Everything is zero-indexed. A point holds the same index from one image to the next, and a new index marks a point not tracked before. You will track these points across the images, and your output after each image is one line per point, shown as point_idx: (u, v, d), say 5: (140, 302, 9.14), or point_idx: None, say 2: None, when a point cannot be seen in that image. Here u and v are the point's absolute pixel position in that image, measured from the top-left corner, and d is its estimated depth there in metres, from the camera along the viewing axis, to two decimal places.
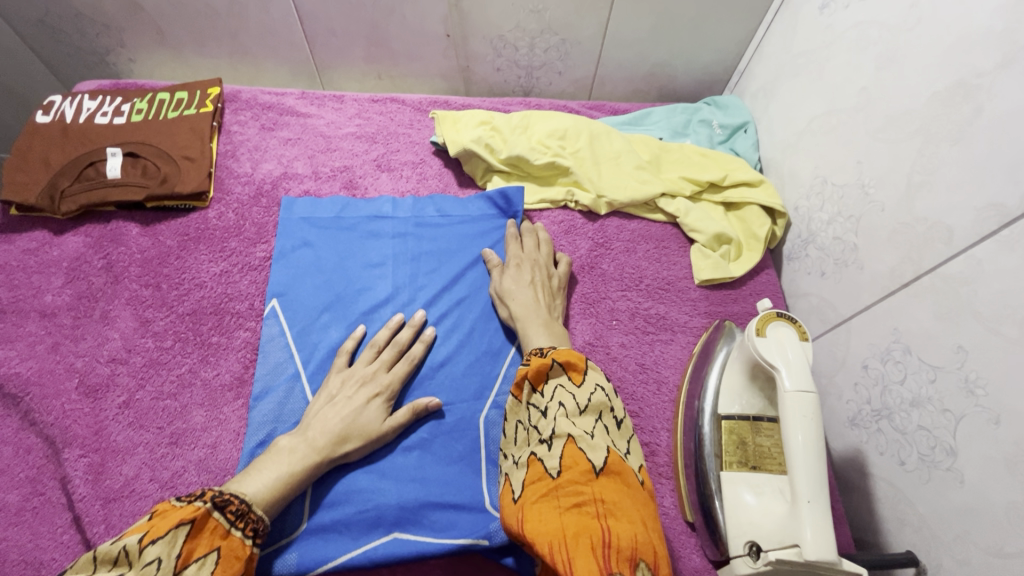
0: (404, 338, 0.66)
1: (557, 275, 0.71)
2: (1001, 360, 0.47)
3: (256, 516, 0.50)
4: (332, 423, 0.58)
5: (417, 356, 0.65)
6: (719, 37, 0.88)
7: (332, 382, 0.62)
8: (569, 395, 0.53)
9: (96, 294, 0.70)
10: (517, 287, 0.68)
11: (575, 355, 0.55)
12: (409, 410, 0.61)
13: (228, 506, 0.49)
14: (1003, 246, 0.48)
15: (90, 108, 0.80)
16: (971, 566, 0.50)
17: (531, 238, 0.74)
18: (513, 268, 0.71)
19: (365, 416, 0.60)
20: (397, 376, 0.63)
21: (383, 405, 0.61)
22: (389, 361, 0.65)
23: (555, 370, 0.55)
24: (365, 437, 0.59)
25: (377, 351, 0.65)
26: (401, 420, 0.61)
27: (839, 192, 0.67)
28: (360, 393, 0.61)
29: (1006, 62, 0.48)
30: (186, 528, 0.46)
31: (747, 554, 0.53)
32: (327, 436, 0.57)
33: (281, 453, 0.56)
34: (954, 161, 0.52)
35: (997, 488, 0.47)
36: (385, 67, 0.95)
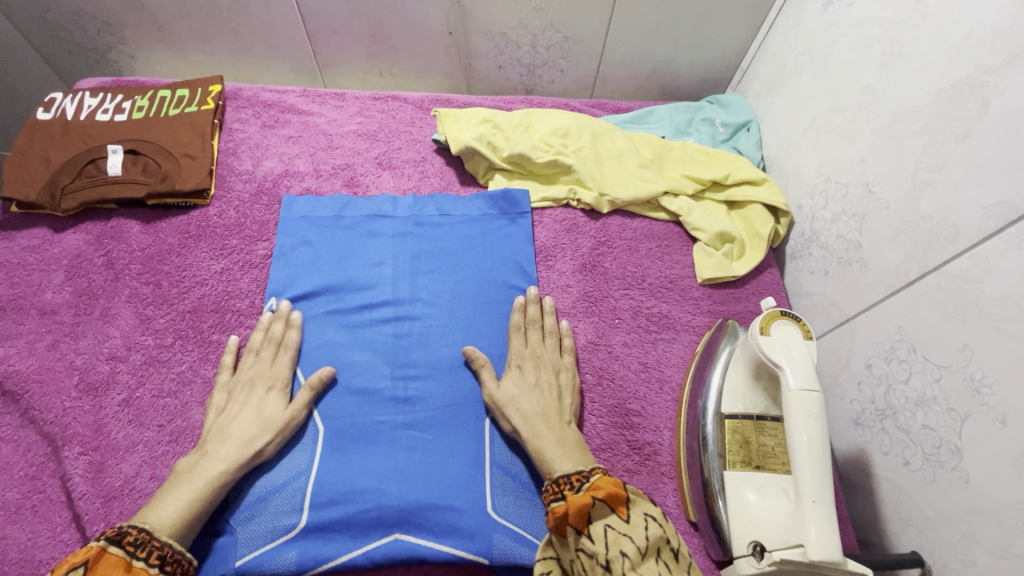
0: (277, 331, 0.66)
1: (565, 370, 0.66)
2: (1007, 361, 0.47)
3: (160, 540, 0.49)
4: (233, 430, 0.58)
5: (294, 340, 0.66)
6: (722, 35, 0.87)
7: (219, 396, 0.61)
8: (628, 540, 0.47)
9: (97, 291, 0.69)
10: (522, 395, 0.62)
11: (615, 484, 0.51)
12: (307, 391, 0.62)
13: (127, 537, 0.48)
14: (1010, 245, 0.47)
15: (91, 105, 0.80)
16: (977, 566, 0.50)
17: (536, 329, 0.68)
18: (514, 372, 0.64)
19: (266, 409, 0.60)
20: (284, 365, 0.64)
21: (280, 394, 0.62)
22: (271, 358, 0.64)
23: (599, 508, 0.49)
24: (277, 431, 0.59)
25: (256, 349, 0.65)
26: (302, 403, 0.61)
27: (843, 191, 0.67)
28: (253, 393, 0.61)
29: (1013, 59, 0.48)
30: (82, 571, 0.45)
31: (751, 554, 0.53)
32: (233, 443, 0.57)
33: (177, 481, 0.54)
34: (960, 158, 0.52)
35: (1004, 489, 0.47)
36: (387, 65, 0.94)
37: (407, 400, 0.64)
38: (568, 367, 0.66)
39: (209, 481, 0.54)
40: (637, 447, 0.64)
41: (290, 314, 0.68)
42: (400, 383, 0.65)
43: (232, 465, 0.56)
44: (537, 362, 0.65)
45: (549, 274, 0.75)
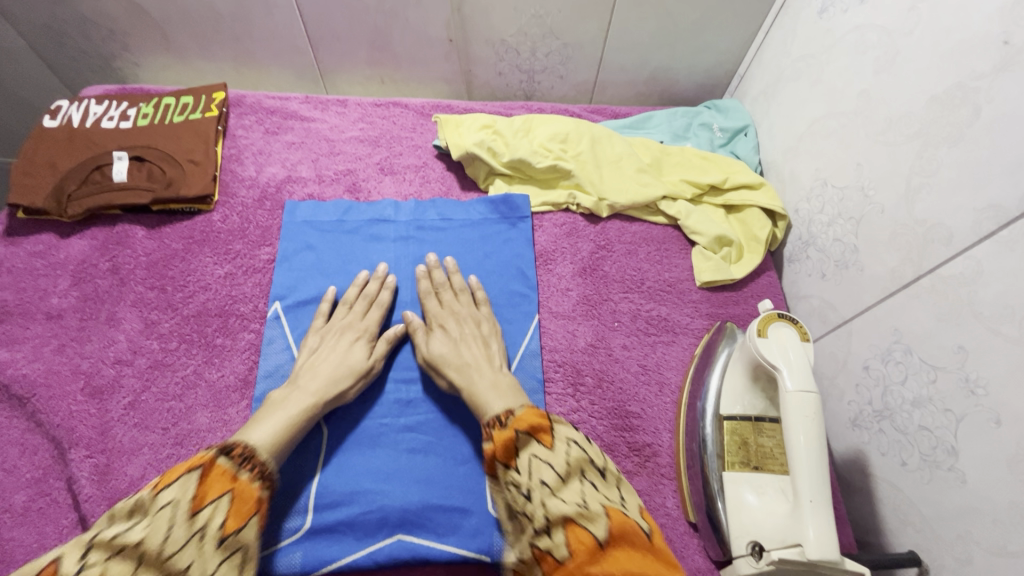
0: (373, 289, 0.70)
1: (485, 320, 0.69)
2: (1002, 361, 0.48)
3: (260, 459, 0.52)
4: (323, 368, 0.62)
5: (387, 301, 0.70)
6: (719, 41, 0.88)
7: (312, 339, 0.66)
8: (547, 465, 0.50)
9: (102, 296, 0.70)
10: (450, 351, 0.64)
11: (536, 417, 0.54)
12: (385, 342, 0.67)
13: (235, 451, 0.51)
14: (1002, 247, 0.48)
15: (97, 113, 0.81)
16: (973, 565, 0.50)
17: (446, 290, 0.70)
18: (439, 330, 0.67)
19: (352, 355, 0.64)
20: (373, 320, 0.68)
21: (366, 344, 0.66)
22: (363, 312, 0.69)
23: (521, 441, 0.53)
24: (360, 376, 0.63)
25: (349, 304, 0.69)
26: (381, 353, 0.66)
27: (840, 195, 0.68)
28: (343, 339, 0.65)
29: (1003, 65, 0.49)
30: (198, 473, 0.48)
31: (750, 554, 0.53)
32: (321, 379, 0.61)
33: (274, 405, 0.58)
34: (953, 163, 0.53)
35: (1000, 488, 0.47)
36: (388, 71, 0.96)
37: (410, 401, 0.65)
38: (485, 319, 0.69)
39: (304, 408, 0.58)
40: (637, 448, 0.64)
41: (386, 277, 0.72)
42: (403, 386, 0.66)
43: (318, 399, 0.60)
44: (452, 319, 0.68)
45: (550, 278, 0.76)
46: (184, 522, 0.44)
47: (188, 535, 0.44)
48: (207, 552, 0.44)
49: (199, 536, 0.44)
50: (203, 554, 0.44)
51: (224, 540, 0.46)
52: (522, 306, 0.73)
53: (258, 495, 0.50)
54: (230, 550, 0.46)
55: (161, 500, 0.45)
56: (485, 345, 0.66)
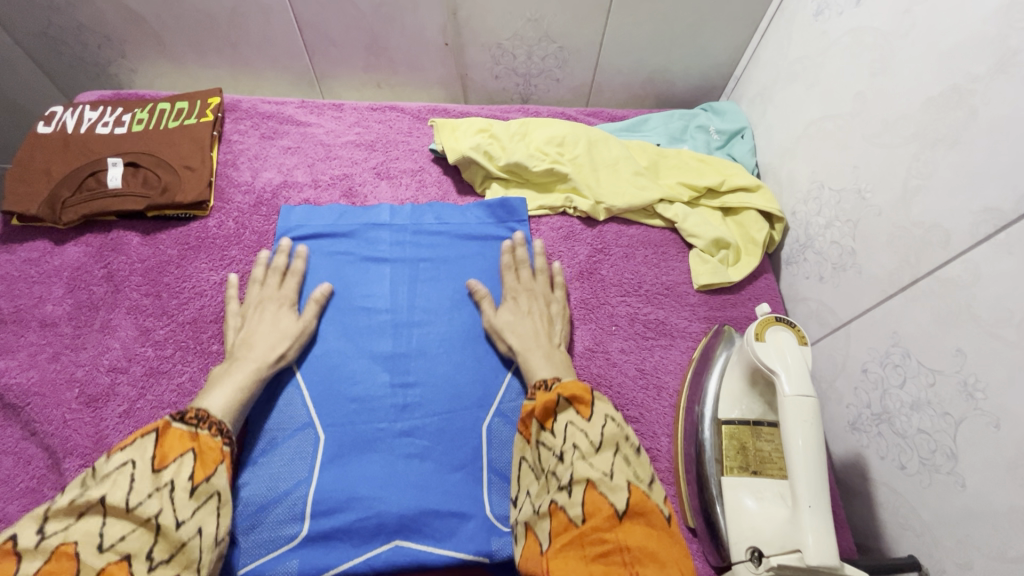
0: (281, 261, 0.71)
1: (556, 302, 0.71)
2: (1000, 365, 0.47)
3: (215, 420, 0.55)
4: (257, 338, 0.64)
5: (299, 266, 0.72)
6: (715, 43, 0.88)
7: (234, 319, 0.66)
8: (583, 434, 0.53)
9: (97, 303, 0.70)
10: (515, 320, 0.67)
11: (582, 388, 0.56)
12: (315, 304, 0.68)
13: (188, 415, 0.53)
14: (999, 250, 0.48)
15: (92, 119, 0.80)
16: (974, 570, 0.50)
17: (526, 268, 0.73)
18: (510, 303, 0.70)
19: (281, 321, 0.66)
20: (289, 288, 0.70)
21: (290, 311, 0.68)
22: (277, 283, 0.70)
23: (562, 406, 0.55)
24: (294, 339, 0.65)
25: (262, 278, 0.70)
26: (312, 315, 0.68)
27: (837, 197, 0.68)
28: (268, 310, 0.67)
29: (999, 68, 0.48)
30: (153, 436, 0.50)
31: (749, 560, 0.52)
32: (257, 348, 0.63)
33: (212, 382, 0.59)
34: (950, 165, 0.53)
35: (999, 493, 0.47)
36: (384, 76, 0.95)
37: (407, 406, 0.65)
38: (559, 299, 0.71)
39: (250, 374, 0.60)
40: None
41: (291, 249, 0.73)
42: (400, 391, 0.65)
43: (260, 366, 0.61)
44: (529, 295, 0.71)
45: None
46: (144, 481, 0.48)
47: (150, 490, 0.47)
48: (176, 502, 0.48)
49: (164, 490, 0.48)
50: (172, 504, 0.48)
51: (193, 489, 0.49)
52: None
53: (221, 450, 0.53)
54: (201, 497, 0.50)
55: (116, 461, 0.48)
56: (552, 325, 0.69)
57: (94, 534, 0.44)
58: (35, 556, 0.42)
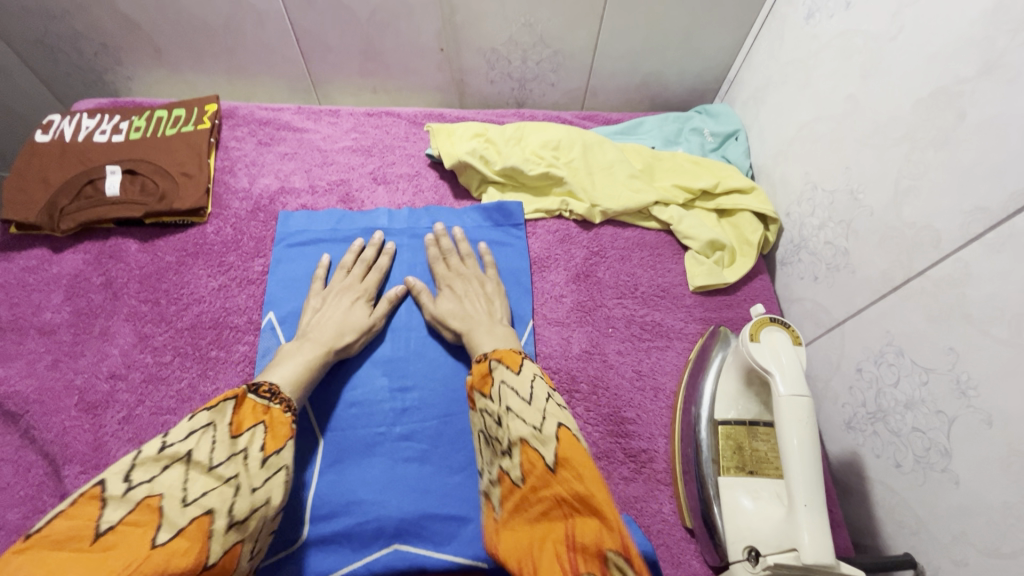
0: (370, 255, 0.74)
1: (490, 281, 0.72)
2: (993, 362, 0.48)
3: (285, 395, 0.56)
4: (330, 322, 0.66)
5: (385, 266, 0.73)
6: (708, 47, 0.89)
7: (314, 300, 0.69)
8: (513, 392, 0.55)
9: (96, 310, 0.70)
10: (453, 304, 0.68)
11: (512, 354, 0.60)
12: (387, 303, 0.70)
13: (261, 388, 0.55)
14: (989, 249, 0.48)
15: (90, 126, 0.81)
16: (969, 567, 0.50)
17: (453, 255, 0.74)
18: (446, 291, 0.70)
19: (355, 312, 0.68)
20: (372, 283, 0.71)
21: (366, 304, 0.69)
22: (362, 276, 0.72)
23: (495, 371, 0.58)
24: (364, 331, 0.67)
25: (347, 269, 0.73)
26: (383, 311, 0.69)
27: (830, 198, 0.68)
28: (345, 299, 0.69)
29: (986, 69, 0.49)
30: (232, 403, 0.51)
31: (747, 559, 0.52)
32: (327, 332, 0.64)
33: (289, 354, 0.62)
34: (940, 166, 0.53)
35: (993, 489, 0.48)
36: (380, 81, 0.96)
37: (405, 410, 0.65)
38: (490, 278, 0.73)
39: (318, 356, 0.62)
40: (633, 454, 0.65)
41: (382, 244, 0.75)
42: (398, 395, 0.66)
43: (327, 352, 0.63)
44: (461, 279, 0.72)
45: (544, 284, 0.76)
46: (223, 443, 0.48)
47: (229, 453, 0.48)
48: (250, 469, 0.48)
49: (241, 456, 0.48)
50: (247, 470, 0.48)
51: (266, 459, 0.50)
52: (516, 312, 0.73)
53: (290, 427, 0.54)
54: (271, 468, 0.50)
55: (200, 422, 0.49)
56: (489, 301, 0.70)
57: (178, 487, 0.43)
58: (121, 503, 0.41)
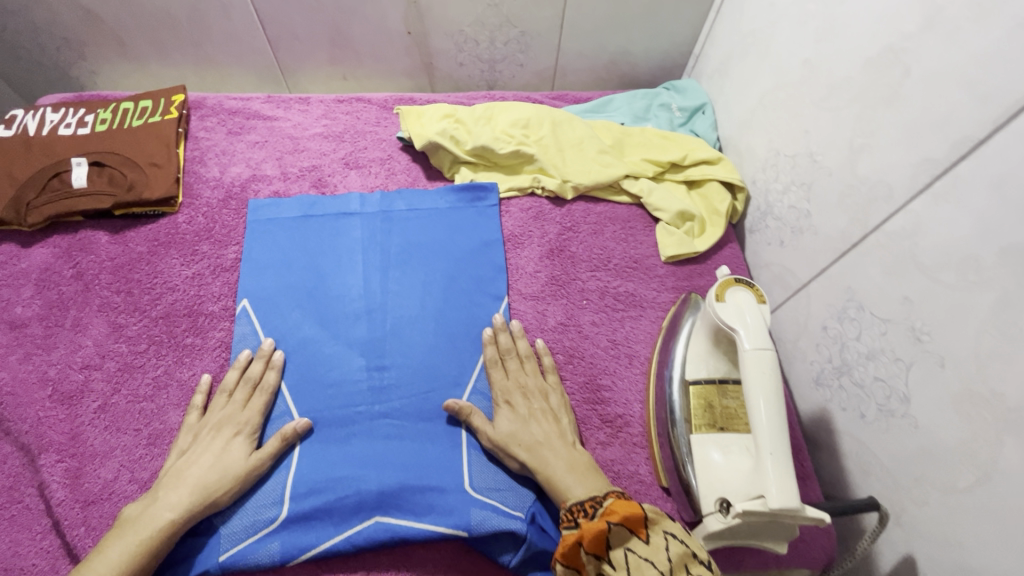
0: (255, 371, 0.64)
1: (554, 391, 0.64)
2: (945, 307, 0.49)
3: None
4: (194, 475, 0.56)
5: (273, 382, 0.64)
6: (673, 22, 0.90)
7: (185, 437, 0.60)
8: (646, 562, 0.45)
9: (68, 303, 0.70)
10: (521, 428, 0.60)
11: (629, 505, 0.49)
12: (278, 440, 0.59)
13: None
14: (937, 198, 0.50)
15: (54, 120, 0.80)
16: (930, 506, 0.52)
17: (512, 358, 0.66)
18: (505, 409, 0.62)
19: (231, 454, 0.58)
20: (256, 409, 0.62)
21: (247, 441, 0.59)
22: (244, 399, 0.62)
23: (614, 532, 0.47)
24: (241, 480, 0.57)
25: (228, 391, 0.63)
26: (273, 453, 0.59)
27: (792, 162, 0.70)
28: (218, 436, 0.59)
29: (927, 24, 0.51)
30: None
31: (719, 511, 0.54)
32: (186, 489, 0.55)
33: (128, 525, 0.53)
34: (889, 123, 0.55)
35: (949, 428, 0.49)
36: (349, 68, 0.96)
37: (384, 388, 0.65)
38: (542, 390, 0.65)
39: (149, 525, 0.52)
40: (608, 420, 0.66)
41: (272, 355, 0.66)
42: (375, 373, 0.66)
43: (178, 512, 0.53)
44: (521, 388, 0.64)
45: (518, 261, 0.77)
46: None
47: None
48: None
49: None
50: None
51: None
52: (491, 289, 0.74)
53: None
54: None
55: None
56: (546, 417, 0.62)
57: None
58: None
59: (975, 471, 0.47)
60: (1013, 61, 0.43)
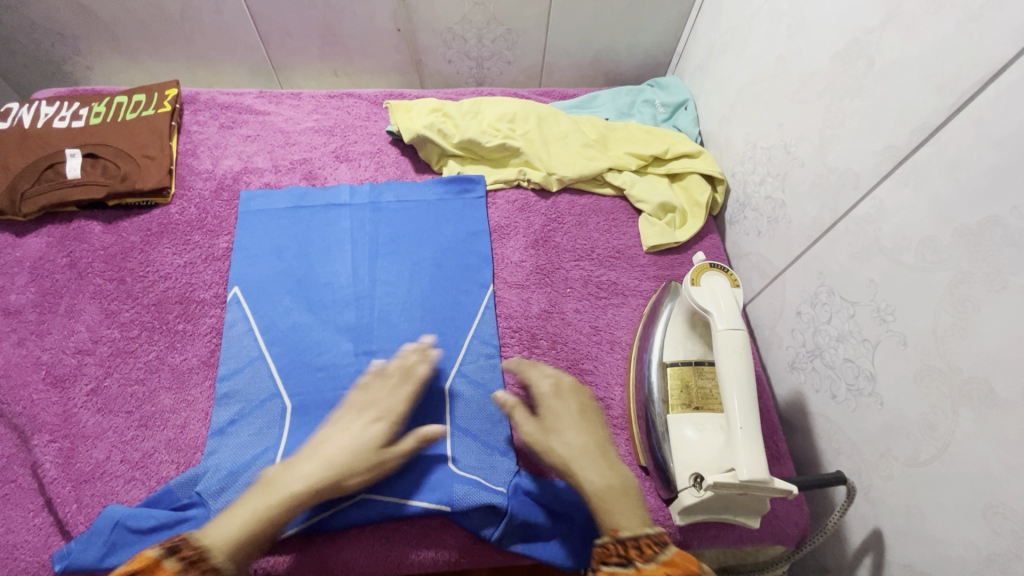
0: (411, 362, 0.64)
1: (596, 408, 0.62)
2: (907, 287, 0.52)
3: (210, 561, 0.45)
4: (329, 450, 0.55)
5: (423, 375, 0.63)
6: (656, 21, 0.93)
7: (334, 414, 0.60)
8: None
9: (61, 290, 0.71)
10: (569, 430, 0.58)
11: (692, 564, 0.45)
12: (415, 439, 0.58)
13: (183, 551, 0.45)
14: (897, 184, 0.52)
15: (48, 113, 0.81)
16: (894, 480, 0.54)
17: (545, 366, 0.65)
18: (547, 412, 0.60)
19: (368, 438, 0.57)
20: (399, 399, 0.61)
21: (382, 429, 0.58)
22: (392, 386, 0.62)
23: None
24: (368, 467, 0.55)
25: (382, 377, 0.62)
26: (407, 450, 0.57)
27: (767, 155, 0.72)
28: (360, 419, 0.58)
29: (888, 18, 0.53)
30: None
31: (692, 486, 0.56)
32: (319, 463, 0.54)
33: (264, 487, 0.52)
34: (856, 113, 0.57)
35: (910, 403, 0.52)
36: (341, 64, 0.98)
37: None
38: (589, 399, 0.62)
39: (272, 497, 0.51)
40: None
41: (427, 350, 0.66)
42: (362, 358, 0.68)
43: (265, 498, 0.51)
44: (569, 392, 0.62)
45: (504, 251, 0.79)
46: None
47: None
48: None
49: None
50: None
51: None
52: (477, 277, 0.76)
53: None
54: None
55: None
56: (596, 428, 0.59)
57: None
58: None
59: (933, 444, 0.49)
60: (963, 51, 0.46)
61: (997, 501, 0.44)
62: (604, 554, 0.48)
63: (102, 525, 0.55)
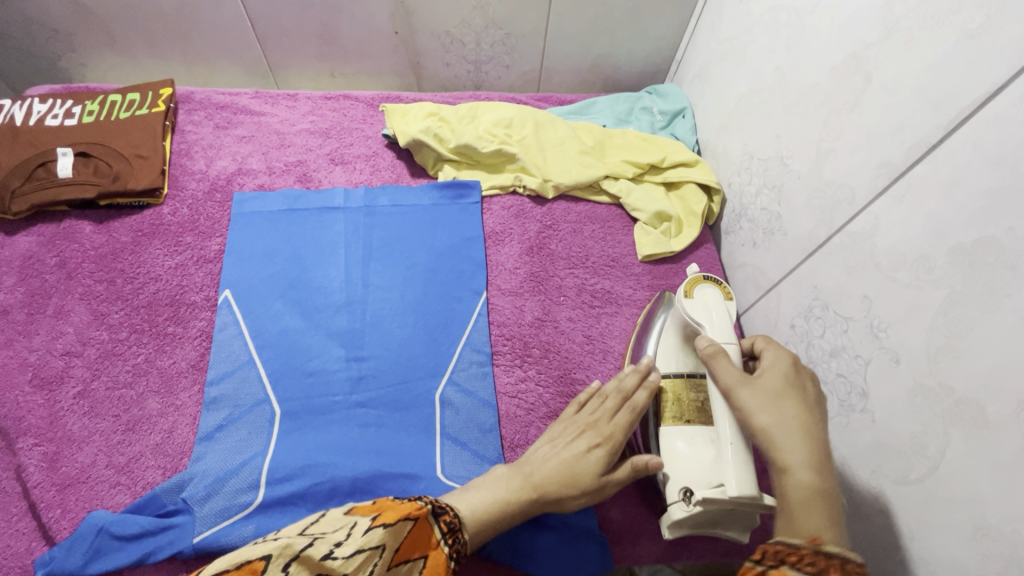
0: (630, 384, 0.59)
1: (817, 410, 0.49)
2: (900, 304, 0.51)
3: (462, 538, 0.49)
4: (546, 469, 0.55)
5: (642, 404, 0.58)
6: (654, 28, 0.92)
7: (559, 426, 0.60)
8: None
9: (50, 290, 0.70)
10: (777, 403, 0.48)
11: None
12: (631, 470, 0.55)
13: (443, 515, 0.49)
14: (893, 201, 0.52)
15: (41, 111, 0.81)
16: (884, 497, 0.54)
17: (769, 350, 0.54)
18: (757, 383, 0.50)
19: (585, 467, 0.55)
20: (620, 427, 0.57)
21: (603, 457, 0.55)
22: (613, 409, 0.58)
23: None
24: (588, 491, 0.54)
25: (599, 398, 0.60)
26: (623, 480, 0.55)
27: (764, 166, 0.72)
28: (579, 439, 0.57)
29: (887, 33, 0.53)
30: (411, 524, 0.47)
31: (682, 499, 0.55)
32: (550, 479, 0.54)
33: (498, 479, 0.54)
34: (853, 127, 0.57)
35: (902, 421, 0.51)
36: (337, 65, 0.97)
37: (362, 378, 0.66)
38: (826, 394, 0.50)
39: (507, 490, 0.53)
40: None
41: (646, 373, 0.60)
42: (353, 364, 0.67)
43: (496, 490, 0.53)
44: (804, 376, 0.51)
45: (499, 257, 0.79)
46: (389, 555, 0.45)
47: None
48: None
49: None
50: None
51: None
52: (470, 284, 0.75)
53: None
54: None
55: (367, 540, 0.45)
56: (823, 424, 0.48)
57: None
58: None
59: (925, 462, 0.49)
60: (961, 69, 0.46)
61: (986, 522, 0.44)
62: (783, 553, 0.38)
63: (86, 531, 0.55)
